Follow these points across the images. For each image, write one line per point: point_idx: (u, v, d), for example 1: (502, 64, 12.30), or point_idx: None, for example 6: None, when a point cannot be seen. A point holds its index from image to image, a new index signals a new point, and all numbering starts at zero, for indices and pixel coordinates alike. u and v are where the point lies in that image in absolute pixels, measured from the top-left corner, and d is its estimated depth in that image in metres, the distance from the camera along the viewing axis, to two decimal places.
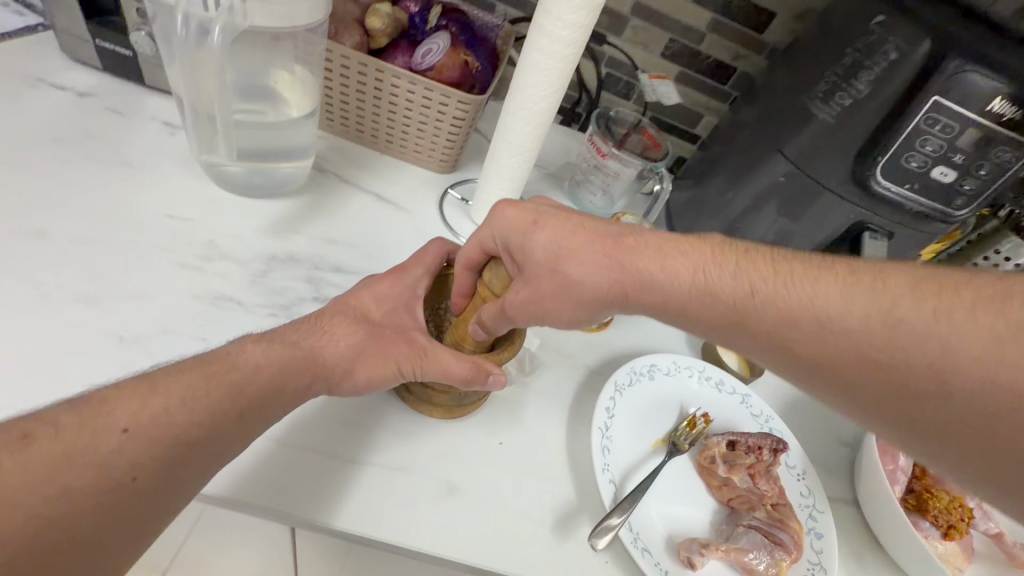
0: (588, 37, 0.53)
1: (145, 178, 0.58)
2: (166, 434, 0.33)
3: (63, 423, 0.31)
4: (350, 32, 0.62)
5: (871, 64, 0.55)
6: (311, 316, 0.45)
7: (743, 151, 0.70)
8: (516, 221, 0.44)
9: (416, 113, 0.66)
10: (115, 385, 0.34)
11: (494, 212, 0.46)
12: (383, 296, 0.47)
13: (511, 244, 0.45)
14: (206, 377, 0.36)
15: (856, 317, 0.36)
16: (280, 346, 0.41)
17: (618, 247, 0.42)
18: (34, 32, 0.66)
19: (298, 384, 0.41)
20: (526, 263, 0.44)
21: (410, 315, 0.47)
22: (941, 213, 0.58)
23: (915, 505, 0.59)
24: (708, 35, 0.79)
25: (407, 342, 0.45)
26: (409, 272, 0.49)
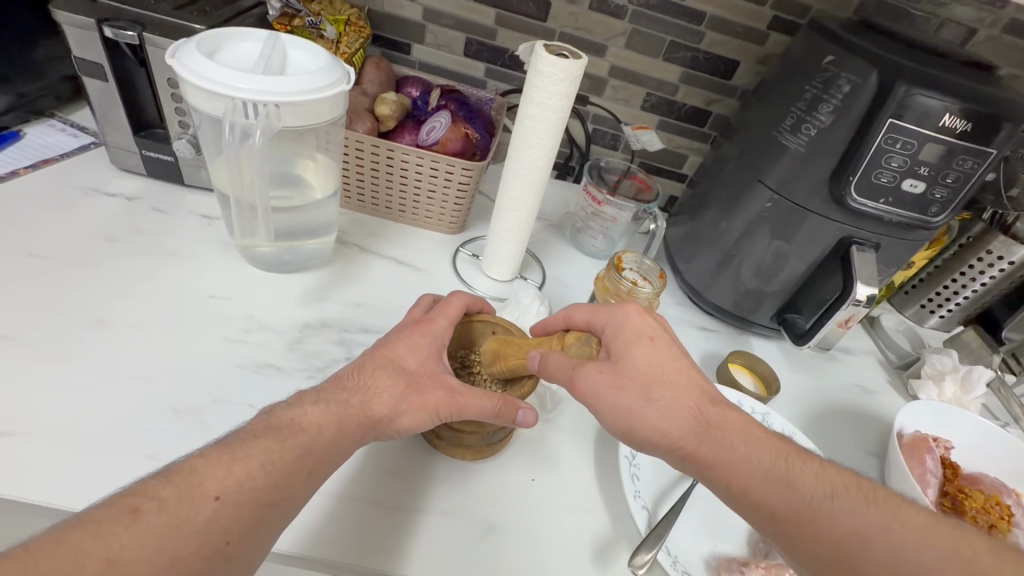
0: (572, 104, 0.59)
1: (188, 265, 0.64)
2: (252, 496, 0.36)
3: (163, 496, 0.34)
4: (363, 120, 0.70)
5: (829, 97, 0.62)
6: (354, 371, 0.48)
7: (728, 184, 0.75)
8: (637, 328, 0.49)
9: (425, 182, 0.73)
10: (196, 456, 0.37)
11: (619, 311, 0.51)
12: (415, 349, 0.50)
13: (615, 350, 0.49)
14: (279, 443, 0.40)
15: (850, 518, 0.40)
16: (332, 404, 0.44)
17: (704, 415, 0.45)
18: (87, 150, 0.75)
19: (347, 437, 0.43)
20: (637, 363, 0.47)
21: (441, 364, 0.50)
22: (920, 221, 0.63)
23: (952, 506, 0.59)
24: (680, 86, 0.87)
25: (445, 392, 0.47)
26: (435, 325, 0.52)
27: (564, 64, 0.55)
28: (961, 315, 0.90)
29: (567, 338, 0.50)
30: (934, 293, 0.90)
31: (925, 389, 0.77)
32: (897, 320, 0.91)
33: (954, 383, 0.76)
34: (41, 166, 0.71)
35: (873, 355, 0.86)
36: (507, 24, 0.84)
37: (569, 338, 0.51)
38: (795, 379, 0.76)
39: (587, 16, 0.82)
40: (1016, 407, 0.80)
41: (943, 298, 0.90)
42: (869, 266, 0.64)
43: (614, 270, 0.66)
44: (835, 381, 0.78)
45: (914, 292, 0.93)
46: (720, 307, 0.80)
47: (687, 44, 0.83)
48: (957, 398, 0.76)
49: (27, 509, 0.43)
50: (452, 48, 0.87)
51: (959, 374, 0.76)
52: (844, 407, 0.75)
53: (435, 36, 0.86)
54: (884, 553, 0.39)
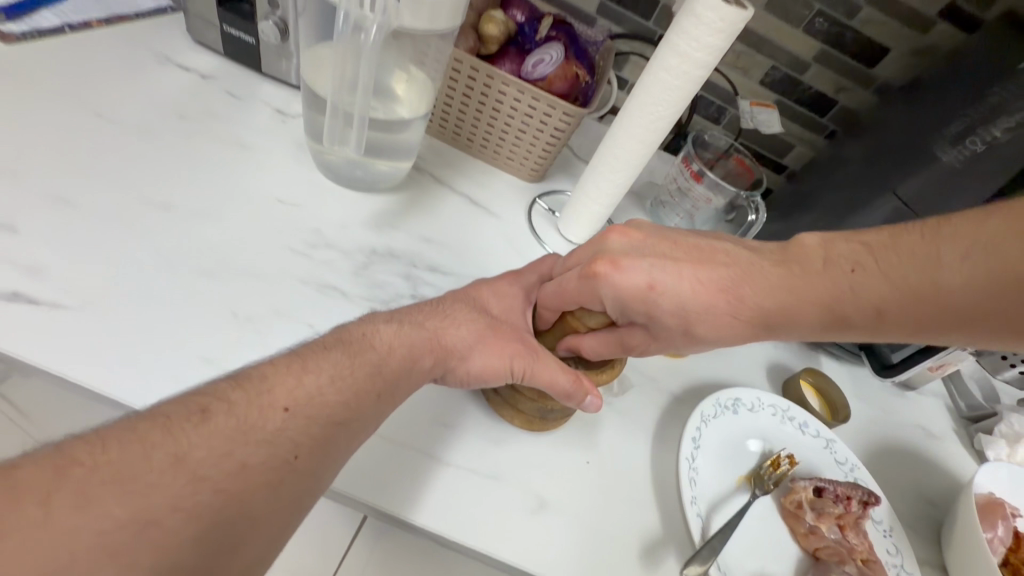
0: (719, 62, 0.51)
1: (257, 162, 0.60)
2: (321, 412, 0.35)
3: (233, 400, 0.32)
4: (466, 37, 0.63)
5: (1014, 110, 0.53)
6: (436, 302, 0.47)
7: (846, 188, 0.67)
8: (630, 286, 0.44)
9: (518, 120, 0.66)
10: (268, 363, 0.36)
11: (588, 282, 0.44)
12: (497, 298, 0.48)
13: (616, 300, 0.44)
14: (349, 358, 0.38)
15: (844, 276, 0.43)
16: (407, 328, 0.42)
17: (736, 294, 0.43)
18: (163, 14, 0.69)
19: (419, 365, 0.41)
20: (645, 308, 0.44)
21: (519, 316, 0.48)
22: None
23: None
24: (813, 65, 0.77)
25: (523, 339, 0.45)
26: (525, 278, 0.51)
27: (729, 12, 0.46)
28: None
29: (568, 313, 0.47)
30: None
31: (996, 447, 0.72)
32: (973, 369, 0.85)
33: None
34: (114, 23, 0.65)
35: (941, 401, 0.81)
36: None
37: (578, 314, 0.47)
38: (863, 410, 0.71)
39: None
40: None
41: None
42: None
43: None
44: (903, 419, 0.73)
45: None
46: None
47: (836, 16, 0.73)
48: None
49: (78, 389, 0.41)
50: None
51: None
52: (909, 448, 0.70)
53: None
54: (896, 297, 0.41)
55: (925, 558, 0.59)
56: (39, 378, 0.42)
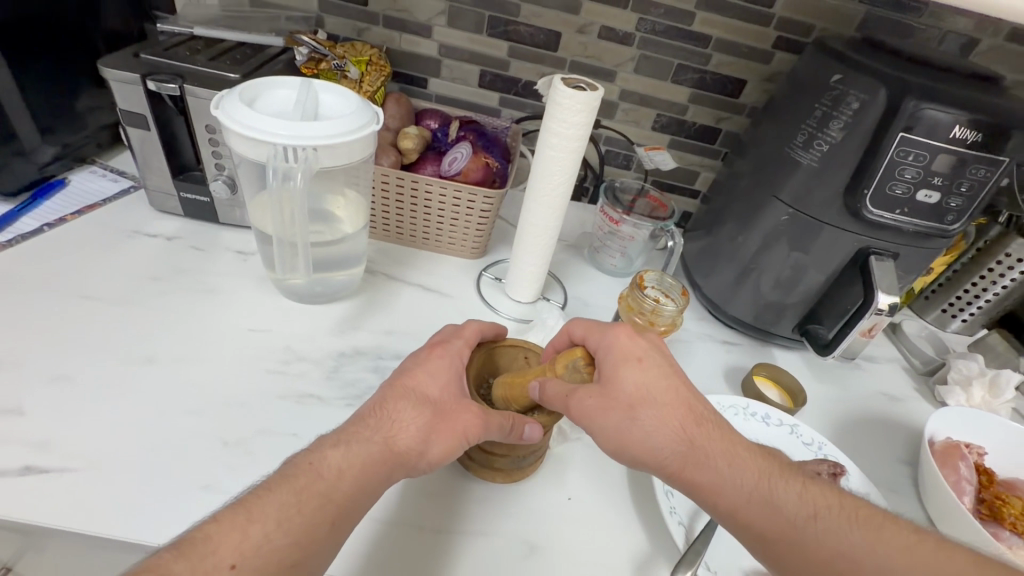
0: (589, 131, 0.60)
1: (227, 300, 0.67)
2: (268, 560, 0.37)
3: (174, 569, 0.34)
4: (387, 154, 0.74)
5: (839, 113, 0.63)
6: (374, 406, 0.49)
7: (742, 200, 0.76)
8: (626, 348, 0.50)
9: (448, 210, 0.76)
10: (211, 521, 0.38)
11: (611, 329, 0.51)
12: (433, 380, 0.51)
13: (605, 345, 0.50)
14: (296, 494, 0.40)
15: (744, 474, 0.45)
16: (353, 446, 0.45)
17: (650, 418, 0.47)
18: (127, 194, 0.79)
19: (376, 476, 0.44)
20: (616, 358, 0.49)
21: (458, 387, 0.51)
22: (937, 229, 0.64)
23: (990, 513, 0.59)
24: (690, 106, 0.90)
25: (473, 412, 0.49)
26: (452, 347, 0.54)
27: (580, 95, 0.57)
28: (983, 319, 0.93)
29: (556, 364, 0.51)
30: (954, 298, 0.94)
31: (952, 394, 0.77)
32: (917, 327, 0.92)
33: (982, 387, 0.77)
34: (86, 212, 0.75)
35: (897, 362, 0.87)
36: (519, 56, 0.87)
37: (559, 366, 0.50)
38: (821, 389, 0.77)
39: (595, 45, 0.85)
40: None
41: (964, 302, 0.93)
42: (889, 276, 0.65)
43: (636, 288, 0.65)
44: (861, 389, 0.79)
45: (934, 298, 0.96)
46: (741, 321, 0.80)
47: (694, 66, 0.86)
48: (986, 402, 0.77)
49: (92, 543, 0.45)
50: (467, 80, 0.91)
51: (986, 379, 0.77)
52: (872, 414, 0.74)
53: (450, 70, 0.90)
54: (774, 513, 0.43)
55: (912, 515, 0.62)
56: (57, 541, 0.46)
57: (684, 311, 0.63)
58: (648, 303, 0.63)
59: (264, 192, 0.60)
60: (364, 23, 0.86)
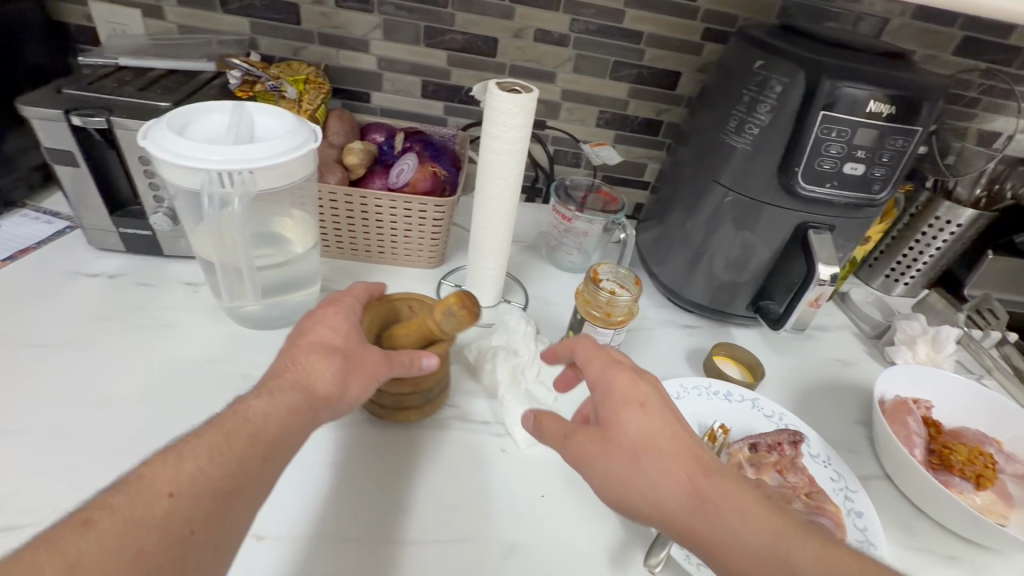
0: (528, 132, 0.61)
1: (178, 334, 0.65)
2: (206, 491, 0.37)
3: (116, 504, 0.34)
4: (333, 171, 0.73)
5: (764, 97, 0.65)
6: (285, 361, 0.48)
7: (686, 188, 0.78)
8: (624, 391, 0.46)
9: (401, 222, 0.76)
10: (140, 466, 0.37)
11: (611, 369, 0.48)
12: (336, 329, 0.50)
13: (606, 389, 0.47)
14: (221, 437, 0.40)
15: (756, 532, 0.39)
16: (274, 394, 0.44)
17: (652, 468, 0.42)
18: (63, 235, 0.76)
19: (301, 417, 0.44)
20: (615, 402, 0.46)
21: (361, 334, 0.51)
22: (866, 199, 0.67)
23: (940, 462, 0.62)
24: (630, 101, 0.92)
25: (381, 353, 0.51)
26: (345, 300, 0.54)
27: (514, 98, 0.57)
28: (923, 280, 0.99)
29: (436, 313, 0.53)
30: (895, 263, 0.99)
31: (900, 354, 0.81)
32: (864, 294, 0.97)
33: (926, 344, 0.81)
34: (19, 257, 0.71)
35: (849, 329, 0.91)
36: (459, 64, 0.88)
37: (438, 314, 0.53)
38: (779, 361, 0.80)
39: (532, 47, 0.87)
40: (987, 359, 0.84)
41: (904, 267, 0.99)
42: (828, 247, 0.68)
43: (592, 283, 0.65)
44: (817, 358, 0.82)
45: (877, 265, 1.01)
46: (698, 304, 0.83)
47: (630, 62, 0.88)
48: (931, 357, 0.81)
49: None
50: (410, 91, 0.91)
51: (928, 337, 0.82)
52: (829, 381, 0.78)
53: (392, 82, 0.90)
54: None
55: (872, 472, 0.65)
56: None
57: (639, 300, 0.65)
58: (603, 295, 0.64)
59: (201, 222, 0.58)
60: (299, 42, 0.86)
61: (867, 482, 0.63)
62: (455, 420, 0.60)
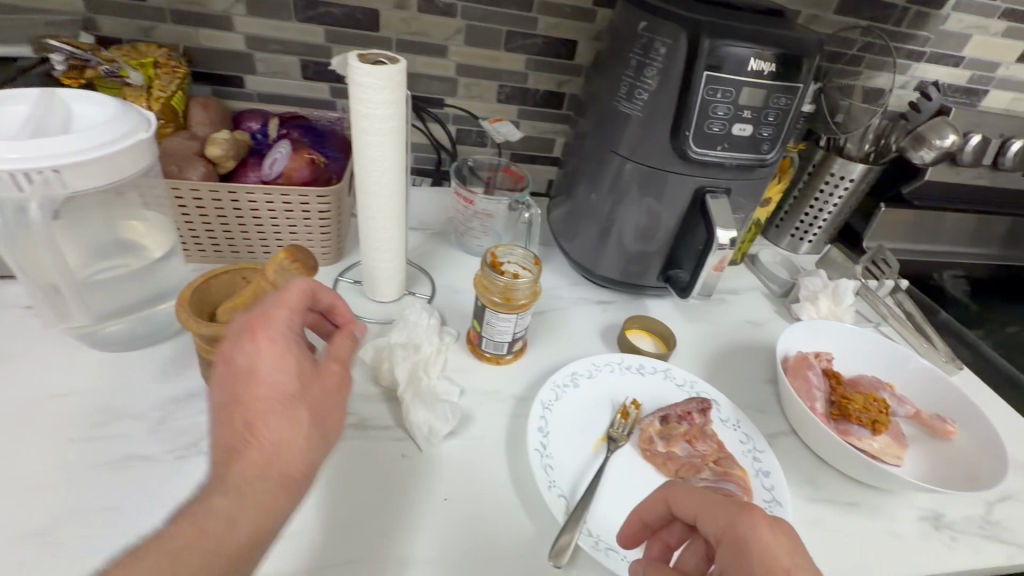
0: (402, 108, 0.56)
1: (13, 368, 0.56)
2: None
3: None
4: (194, 166, 0.65)
5: (650, 60, 0.63)
6: (230, 428, 0.38)
7: (587, 160, 0.76)
8: (773, 555, 0.36)
9: (282, 218, 0.69)
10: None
11: (742, 515, 0.39)
12: (284, 363, 0.40)
13: (738, 542, 0.38)
14: (169, 551, 0.32)
15: None
16: (234, 495, 0.35)
17: None
18: None
19: (269, 520, 0.36)
20: (757, 565, 0.36)
21: (305, 355, 0.42)
22: (756, 160, 0.67)
23: (839, 413, 0.64)
24: (529, 73, 0.88)
25: (336, 365, 0.44)
26: (275, 316, 0.42)
27: (377, 70, 0.51)
28: (824, 237, 1.03)
29: (267, 271, 0.50)
30: (799, 222, 1.02)
31: (805, 310, 0.84)
32: (772, 255, 0.99)
33: (827, 299, 0.84)
34: None
35: (759, 290, 0.92)
36: (340, 40, 0.81)
37: (267, 272, 0.49)
38: (692, 329, 0.80)
39: (418, 20, 0.80)
40: (882, 308, 0.88)
41: (806, 225, 1.02)
42: (725, 211, 0.67)
43: (489, 268, 0.62)
44: (728, 322, 0.83)
45: (783, 225, 1.04)
46: (610, 279, 0.81)
47: (524, 31, 0.84)
48: (832, 311, 0.84)
49: None
50: (289, 72, 0.83)
51: (828, 291, 0.85)
52: (740, 343, 0.79)
53: (266, 64, 0.81)
54: None
55: (779, 430, 0.66)
56: None
57: (539, 281, 0.62)
58: (501, 280, 0.60)
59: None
60: (148, 21, 0.75)
61: (775, 441, 0.64)
62: (349, 429, 0.55)
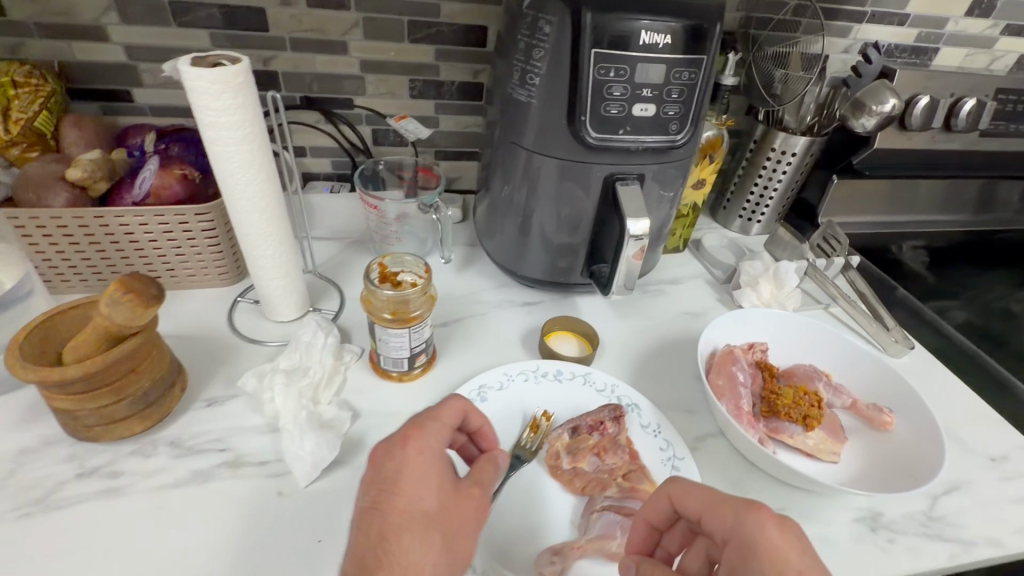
0: (255, 113, 0.50)
1: None
2: None
3: None
4: (56, 191, 0.59)
5: (536, 41, 0.58)
6: (366, 537, 0.39)
7: (495, 153, 0.71)
8: (777, 550, 0.36)
9: (162, 240, 0.64)
10: None
11: (747, 513, 0.38)
12: (430, 483, 0.42)
13: (744, 541, 0.38)
14: None
15: None
16: None
17: None
18: None
19: None
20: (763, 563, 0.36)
21: (452, 475, 0.44)
22: (666, 141, 0.61)
23: (769, 410, 0.60)
24: (440, 65, 0.83)
25: (477, 488, 0.44)
26: (428, 429, 0.45)
27: (209, 73, 0.46)
28: (774, 216, 0.97)
29: (100, 306, 0.45)
30: (745, 202, 0.97)
31: (745, 297, 0.79)
32: (718, 239, 0.94)
33: (768, 283, 0.79)
34: None
35: (702, 277, 0.87)
36: (228, 43, 0.75)
37: (101, 307, 0.45)
38: (623, 326, 0.75)
39: (310, 15, 0.75)
40: (831, 289, 0.83)
41: (754, 204, 0.96)
42: (636, 200, 0.62)
43: (372, 281, 0.56)
44: (664, 315, 0.78)
45: (730, 206, 0.99)
46: (535, 278, 0.76)
47: (427, 20, 0.78)
48: (775, 295, 0.79)
49: None
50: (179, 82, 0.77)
51: (770, 274, 0.79)
52: (674, 338, 0.73)
53: (152, 74, 0.76)
54: None
55: (708, 431, 0.61)
56: None
57: (429, 291, 0.57)
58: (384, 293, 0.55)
59: None
60: (14, 37, 0.70)
61: (702, 444, 0.59)
62: (222, 468, 0.51)
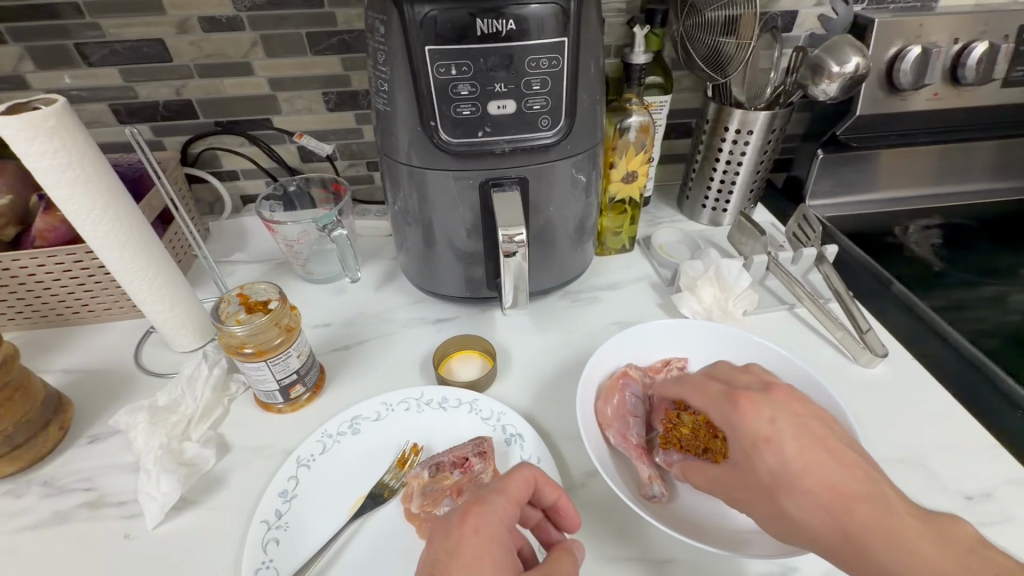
0: (83, 154, 0.50)
1: None
2: None
3: None
4: None
5: (376, 43, 0.52)
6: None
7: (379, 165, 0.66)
8: (752, 426, 0.42)
9: (66, 278, 0.66)
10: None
11: (731, 399, 0.44)
12: None
13: (730, 425, 0.43)
14: None
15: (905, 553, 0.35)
16: None
17: (803, 490, 0.38)
18: None
19: None
20: (743, 441, 0.42)
21: (514, 564, 0.37)
22: (538, 138, 0.55)
23: (668, 443, 0.52)
24: (350, 74, 0.80)
25: None
26: (492, 503, 0.39)
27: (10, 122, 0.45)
28: (742, 203, 0.86)
29: None
30: (707, 190, 0.86)
31: (683, 301, 0.69)
32: (674, 234, 0.84)
33: (710, 286, 0.70)
34: None
35: (647, 278, 0.78)
36: (138, 77, 0.76)
37: None
38: (539, 340, 0.69)
39: (209, 40, 0.74)
40: (796, 288, 0.71)
41: (716, 192, 0.85)
42: (511, 206, 0.56)
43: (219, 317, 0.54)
44: (591, 325, 0.71)
45: (692, 195, 0.88)
46: (442, 293, 0.71)
47: (327, 30, 0.75)
48: (720, 299, 0.70)
49: None
50: (103, 120, 0.80)
51: (712, 275, 0.70)
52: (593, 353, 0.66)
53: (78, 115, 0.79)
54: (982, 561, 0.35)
55: None
56: None
57: (281, 320, 0.55)
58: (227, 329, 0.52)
59: None
60: None
61: (592, 479, 0.53)
62: (82, 509, 0.51)
